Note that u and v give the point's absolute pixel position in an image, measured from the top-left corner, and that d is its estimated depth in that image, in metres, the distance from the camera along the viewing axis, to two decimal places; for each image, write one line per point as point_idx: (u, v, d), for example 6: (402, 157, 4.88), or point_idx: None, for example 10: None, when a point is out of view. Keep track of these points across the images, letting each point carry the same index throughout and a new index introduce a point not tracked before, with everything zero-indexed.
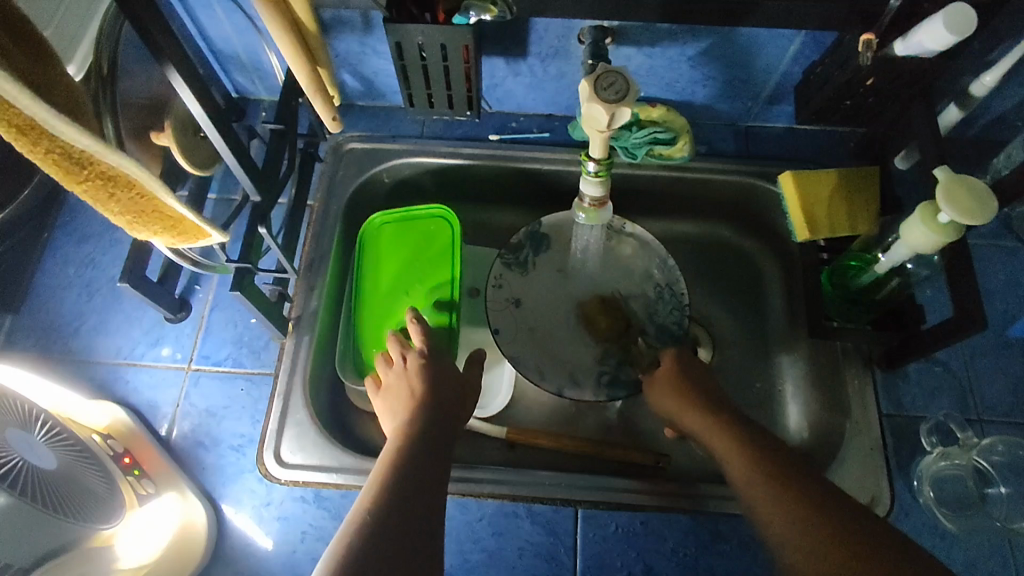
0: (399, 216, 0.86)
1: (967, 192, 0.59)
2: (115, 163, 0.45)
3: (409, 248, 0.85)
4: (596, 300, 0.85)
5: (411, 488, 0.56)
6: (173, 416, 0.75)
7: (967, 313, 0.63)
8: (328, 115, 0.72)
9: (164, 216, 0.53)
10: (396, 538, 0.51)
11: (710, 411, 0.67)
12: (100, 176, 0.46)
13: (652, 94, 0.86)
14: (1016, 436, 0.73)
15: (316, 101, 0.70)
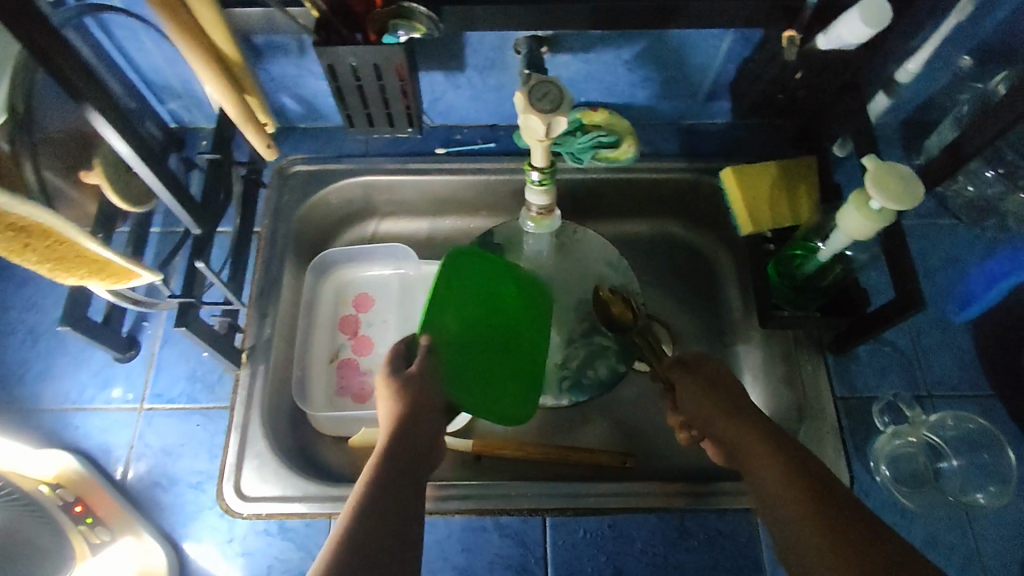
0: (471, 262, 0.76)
1: (894, 178, 0.60)
2: (24, 213, 0.47)
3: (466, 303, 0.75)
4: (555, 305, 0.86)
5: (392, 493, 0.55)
6: (128, 459, 0.73)
7: (907, 293, 0.65)
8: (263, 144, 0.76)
9: (85, 261, 0.54)
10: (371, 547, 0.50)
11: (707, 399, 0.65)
12: (12, 228, 0.48)
13: (593, 99, 0.87)
14: (964, 408, 0.76)
15: (250, 134, 0.73)
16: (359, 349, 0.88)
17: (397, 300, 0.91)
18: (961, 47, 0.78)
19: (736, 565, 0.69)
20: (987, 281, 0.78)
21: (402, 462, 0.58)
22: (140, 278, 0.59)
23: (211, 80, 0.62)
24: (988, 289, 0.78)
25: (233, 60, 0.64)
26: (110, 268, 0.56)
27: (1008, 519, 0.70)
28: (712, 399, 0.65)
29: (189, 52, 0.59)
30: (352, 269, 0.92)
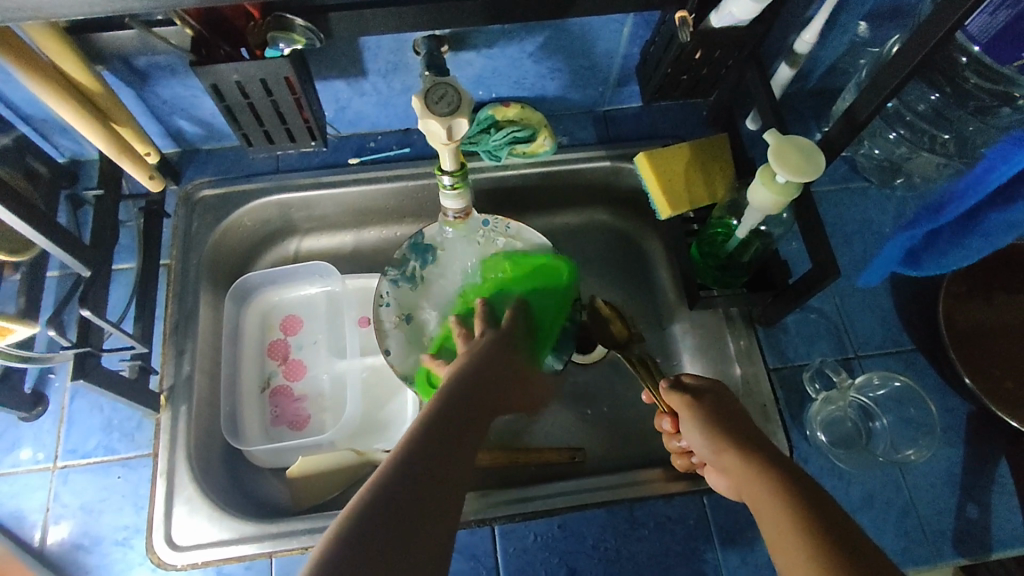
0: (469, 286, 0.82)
1: (795, 151, 0.61)
2: None
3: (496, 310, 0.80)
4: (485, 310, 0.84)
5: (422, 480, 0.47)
6: (45, 523, 0.68)
7: (822, 263, 0.66)
8: (145, 174, 0.75)
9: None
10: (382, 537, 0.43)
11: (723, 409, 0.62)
12: None
13: (504, 94, 0.85)
14: (889, 366, 0.78)
15: (127, 164, 0.72)
16: (290, 374, 0.85)
17: (327, 319, 0.88)
18: (853, 14, 0.80)
19: (686, 549, 0.69)
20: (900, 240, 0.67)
21: (435, 443, 0.50)
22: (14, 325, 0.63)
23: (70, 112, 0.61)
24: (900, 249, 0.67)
25: (93, 92, 0.64)
26: None
27: (938, 469, 0.72)
28: (719, 415, 0.61)
29: (36, 84, 0.58)
30: (275, 292, 0.89)
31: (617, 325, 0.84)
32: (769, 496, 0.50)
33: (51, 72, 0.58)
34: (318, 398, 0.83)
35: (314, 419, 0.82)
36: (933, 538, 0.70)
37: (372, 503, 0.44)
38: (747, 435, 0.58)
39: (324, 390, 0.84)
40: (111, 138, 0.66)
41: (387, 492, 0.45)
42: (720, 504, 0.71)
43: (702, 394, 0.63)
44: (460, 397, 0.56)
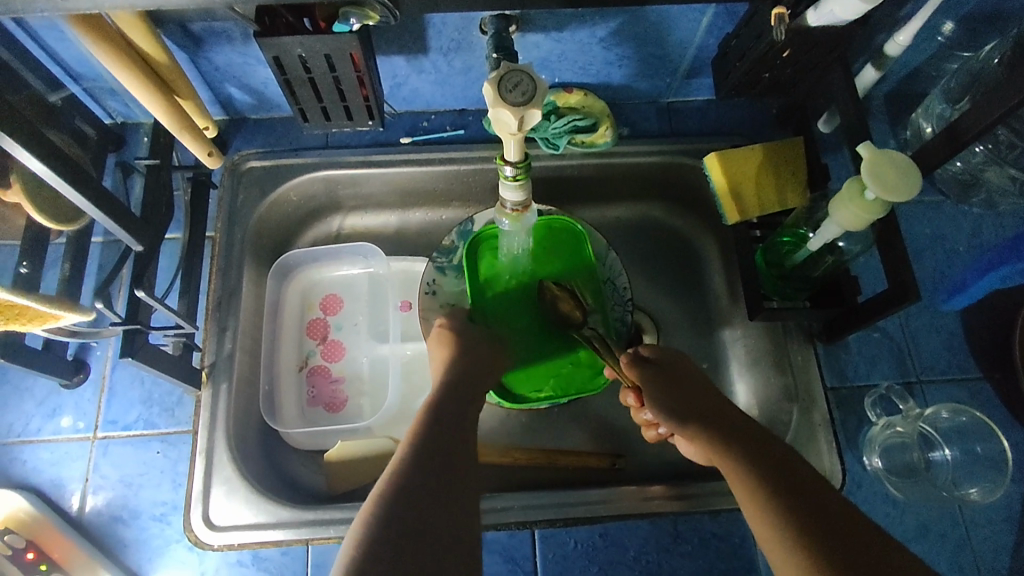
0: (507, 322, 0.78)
1: (889, 166, 0.56)
2: None
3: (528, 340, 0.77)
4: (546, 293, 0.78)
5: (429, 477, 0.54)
6: (84, 492, 0.68)
7: (901, 285, 0.62)
8: (204, 151, 0.74)
9: (21, 308, 0.52)
10: (403, 533, 0.50)
11: (698, 393, 0.66)
12: None
13: (567, 79, 0.81)
14: (954, 393, 0.74)
15: (190, 142, 0.70)
16: (329, 355, 0.83)
17: (368, 301, 0.86)
18: (949, 16, 0.74)
19: (729, 568, 0.68)
20: (980, 270, 0.72)
21: (431, 441, 0.57)
22: (66, 318, 0.57)
23: (128, 79, 0.59)
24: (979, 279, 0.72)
25: (159, 64, 0.61)
26: (27, 312, 0.54)
27: (999, 506, 0.69)
28: (672, 376, 0.67)
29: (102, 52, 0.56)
30: (317, 269, 0.86)
31: (567, 303, 0.76)
32: (754, 481, 0.55)
33: (115, 43, 0.56)
34: (357, 381, 0.82)
35: (352, 403, 0.80)
36: None
37: (389, 502, 0.52)
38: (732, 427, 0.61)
39: (362, 374, 0.82)
40: (168, 109, 0.63)
41: (397, 485, 0.53)
42: None
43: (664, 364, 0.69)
44: (452, 395, 0.63)
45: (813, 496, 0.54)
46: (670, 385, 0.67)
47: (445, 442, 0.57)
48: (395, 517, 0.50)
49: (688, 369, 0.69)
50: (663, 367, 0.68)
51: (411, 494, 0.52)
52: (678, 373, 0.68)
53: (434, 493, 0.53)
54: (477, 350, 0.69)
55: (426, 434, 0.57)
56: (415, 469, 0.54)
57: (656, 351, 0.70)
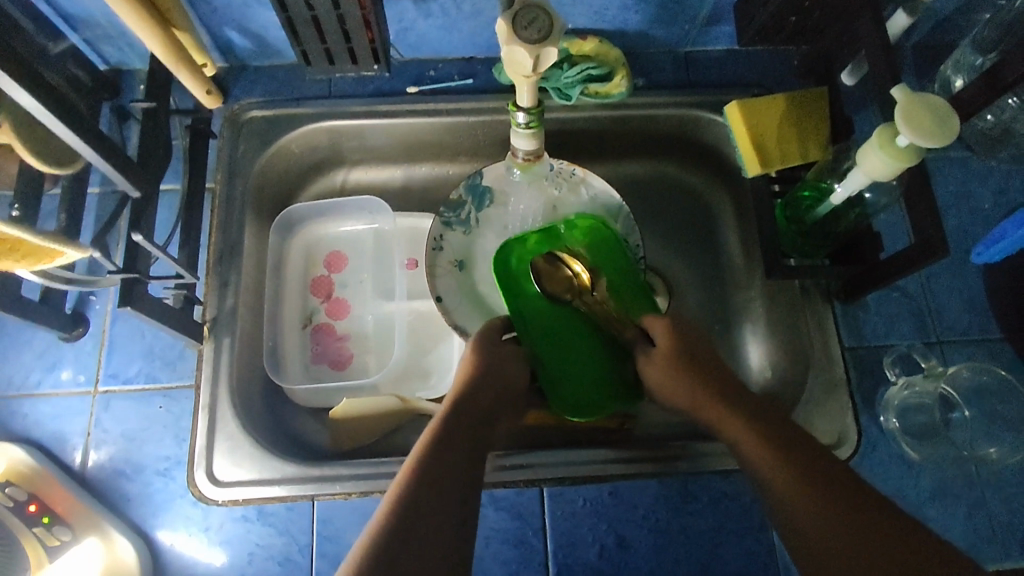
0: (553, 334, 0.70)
1: (925, 110, 0.53)
2: None
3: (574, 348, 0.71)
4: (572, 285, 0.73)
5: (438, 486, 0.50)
6: (86, 447, 0.67)
7: (929, 240, 0.60)
8: (203, 89, 0.73)
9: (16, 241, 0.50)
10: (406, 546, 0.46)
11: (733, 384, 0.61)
12: None
13: (581, 25, 0.77)
14: (973, 354, 0.72)
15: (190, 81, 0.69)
16: (333, 313, 0.81)
17: (372, 258, 0.83)
18: None
19: (740, 528, 0.67)
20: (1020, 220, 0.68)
21: (444, 448, 0.53)
22: (64, 256, 0.55)
23: (121, 9, 0.55)
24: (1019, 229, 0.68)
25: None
26: (23, 246, 0.51)
27: (1017, 467, 0.68)
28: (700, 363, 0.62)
29: None
30: (320, 225, 0.84)
31: (556, 281, 0.73)
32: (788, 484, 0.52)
33: None
34: (362, 338, 0.80)
35: (357, 360, 0.79)
36: (1003, 539, 0.66)
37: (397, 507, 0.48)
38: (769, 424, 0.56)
39: (367, 331, 0.80)
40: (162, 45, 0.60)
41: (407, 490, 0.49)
42: None
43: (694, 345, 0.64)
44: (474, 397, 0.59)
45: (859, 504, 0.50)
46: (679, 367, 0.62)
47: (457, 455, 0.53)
48: (398, 528, 0.47)
49: (700, 348, 0.64)
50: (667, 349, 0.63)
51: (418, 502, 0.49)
52: (686, 351, 0.63)
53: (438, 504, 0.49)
54: (501, 358, 0.65)
55: (441, 438, 0.54)
56: (422, 475, 0.51)
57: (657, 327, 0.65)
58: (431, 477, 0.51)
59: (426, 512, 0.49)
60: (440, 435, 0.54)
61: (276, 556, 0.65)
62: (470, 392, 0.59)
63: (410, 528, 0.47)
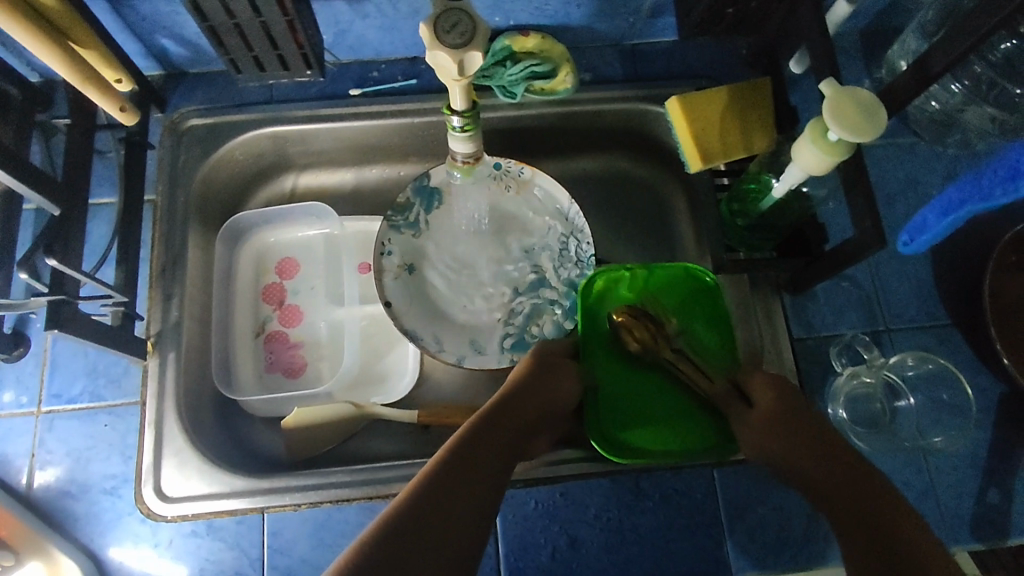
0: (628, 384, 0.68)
1: (853, 105, 0.53)
2: None
3: (647, 397, 0.67)
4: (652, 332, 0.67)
5: (456, 485, 0.51)
6: (31, 468, 0.66)
7: (867, 233, 0.59)
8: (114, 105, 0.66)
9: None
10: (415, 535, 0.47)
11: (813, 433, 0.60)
12: None
13: (523, 21, 0.76)
14: (921, 342, 0.73)
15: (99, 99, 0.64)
16: (286, 321, 0.80)
17: (324, 263, 0.83)
18: None
19: (691, 523, 0.67)
20: (941, 209, 0.63)
21: (472, 455, 0.53)
22: None
23: (15, 29, 0.54)
24: (941, 220, 0.63)
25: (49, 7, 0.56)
26: None
27: (963, 453, 0.69)
28: (784, 411, 0.61)
29: None
30: (269, 232, 0.83)
31: (640, 331, 0.67)
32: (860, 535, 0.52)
33: None
34: (315, 346, 0.79)
35: (310, 368, 0.78)
36: (950, 523, 0.67)
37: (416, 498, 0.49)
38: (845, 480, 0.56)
39: (321, 338, 0.80)
40: (72, 63, 0.58)
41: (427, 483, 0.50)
42: (730, 479, 0.68)
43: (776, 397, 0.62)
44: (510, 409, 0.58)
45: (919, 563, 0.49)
46: (775, 428, 0.60)
47: (483, 461, 0.53)
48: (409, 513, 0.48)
49: (802, 404, 0.62)
50: (769, 407, 0.61)
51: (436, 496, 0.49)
52: (788, 414, 0.61)
53: (455, 501, 0.50)
54: (552, 372, 0.63)
55: (470, 443, 0.54)
56: (443, 473, 0.51)
57: (762, 387, 0.63)
58: (459, 473, 0.52)
59: (447, 499, 0.50)
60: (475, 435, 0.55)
61: (227, 570, 0.65)
62: (509, 407, 0.59)
63: (423, 517, 0.48)
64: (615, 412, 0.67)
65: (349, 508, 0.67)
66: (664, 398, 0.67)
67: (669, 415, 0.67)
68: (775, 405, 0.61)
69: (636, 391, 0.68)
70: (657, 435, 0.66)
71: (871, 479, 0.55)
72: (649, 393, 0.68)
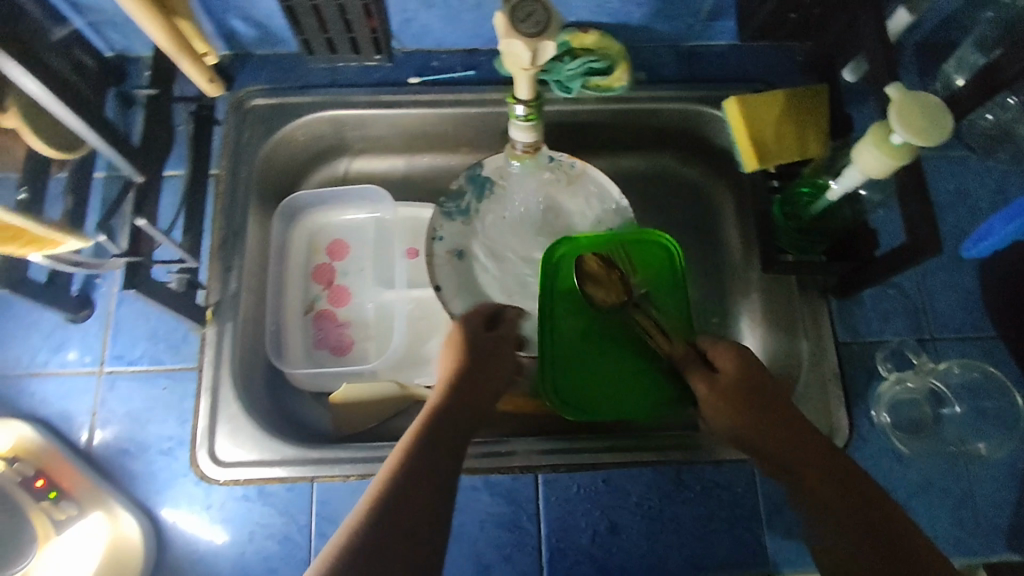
0: (586, 345, 0.72)
1: (919, 109, 0.54)
2: None
3: (602, 358, 0.71)
4: (610, 288, 0.72)
5: (411, 493, 0.51)
6: (92, 425, 0.69)
7: (923, 238, 0.60)
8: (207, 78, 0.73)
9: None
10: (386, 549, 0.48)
11: (775, 403, 0.60)
12: None
13: (583, 18, 0.77)
14: (968, 352, 0.73)
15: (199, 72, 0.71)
16: (335, 300, 0.82)
17: (374, 246, 0.84)
18: None
19: (731, 517, 0.68)
20: (1006, 216, 0.67)
21: (426, 457, 0.54)
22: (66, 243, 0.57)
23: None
24: (1005, 226, 0.67)
25: None
26: (26, 236, 0.54)
27: (1006, 463, 0.69)
28: (745, 381, 0.60)
29: None
30: (322, 214, 0.85)
31: (604, 288, 0.72)
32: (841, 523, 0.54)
33: None
34: (363, 325, 0.81)
35: (357, 347, 0.80)
36: (990, 532, 0.67)
37: (377, 509, 0.50)
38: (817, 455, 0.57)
39: (368, 318, 0.81)
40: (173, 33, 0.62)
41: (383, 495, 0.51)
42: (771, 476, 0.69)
43: (740, 364, 0.62)
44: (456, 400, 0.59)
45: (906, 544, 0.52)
46: (740, 399, 0.60)
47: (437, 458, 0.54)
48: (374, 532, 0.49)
49: (761, 368, 0.61)
50: (734, 374, 0.61)
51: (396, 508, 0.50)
52: (750, 382, 0.60)
53: (415, 511, 0.51)
54: (491, 353, 0.63)
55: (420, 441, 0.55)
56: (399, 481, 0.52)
57: (726, 357, 0.62)
58: (410, 479, 0.52)
59: (405, 507, 0.50)
60: (425, 431, 0.56)
61: (275, 535, 0.66)
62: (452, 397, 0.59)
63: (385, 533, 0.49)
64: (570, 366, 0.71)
65: None
66: (620, 361, 0.71)
67: (628, 372, 0.71)
68: (740, 371, 0.61)
69: (591, 349, 0.71)
70: (610, 392, 0.70)
71: (841, 456, 0.57)
72: (604, 354, 0.71)
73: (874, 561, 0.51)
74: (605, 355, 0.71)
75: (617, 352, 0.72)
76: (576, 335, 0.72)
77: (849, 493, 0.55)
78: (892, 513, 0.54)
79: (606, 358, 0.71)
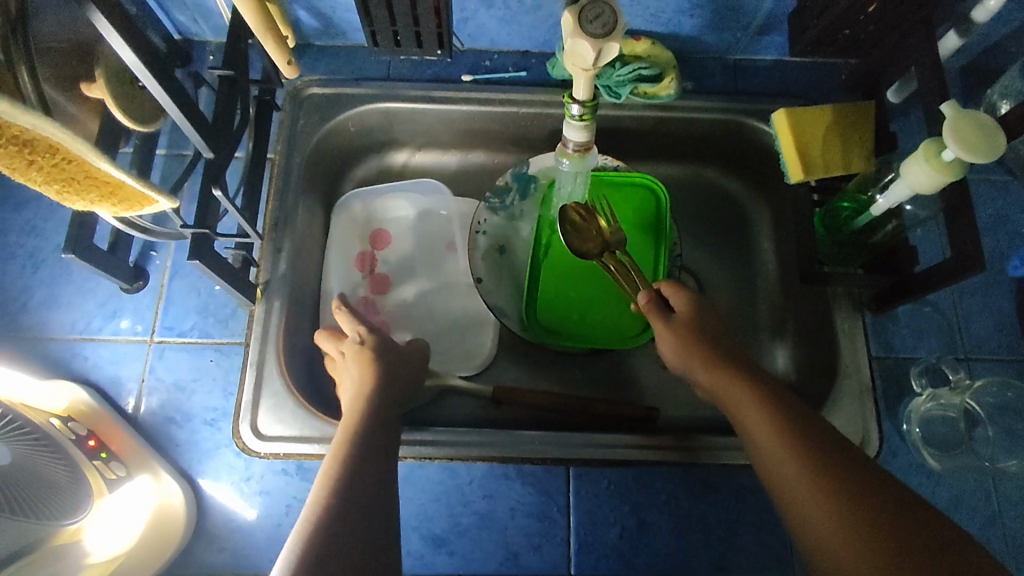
0: (573, 288, 0.80)
1: (973, 127, 0.55)
2: (53, 137, 0.45)
3: (591, 294, 0.80)
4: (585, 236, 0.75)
5: (356, 488, 0.55)
6: (139, 392, 0.71)
7: (965, 254, 0.61)
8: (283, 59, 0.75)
9: (33, 152, 0.46)
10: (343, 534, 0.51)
11: (728, 353, 0.64)
12: (26, 147, 0.45)
13: (636, 26, 0.79)
14: (1002, 373, 0.74)
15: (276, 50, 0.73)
16: (374, 287, 0.84)
17: (414, 237, 0.86)
18: None
19: (760, 521, 0.68)
20: None
21: (363, 453, 0.58)
22: (154, 205, 0.58)
23: None
24: None
25: None
26: (123, 193, 0.55)
27: None
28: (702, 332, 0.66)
29: None
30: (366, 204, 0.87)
31: (578, 235, 0.75)
32: (798, 455, 0.55)
33: None
34: (401, 314, 0.83)
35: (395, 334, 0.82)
36: (1017, 551, 0.68)
37: (329, 499, 0.53)
38: (769, 394, 0.60)
39: (407, 307, 0.83)
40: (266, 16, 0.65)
41: (331, 487, 0.54)
42: None
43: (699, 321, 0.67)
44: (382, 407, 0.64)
45: (862, 473, 0.53)
46: (695, 333, 0.66)
47: (373, 454, 0.58)
48: (333, 522, 0.51)
49: (713, 320, 0.68)
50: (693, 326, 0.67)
51: (348, 500, 0.54)
52: (706, 323, 0.67)
53: (363, 500, 0.54)
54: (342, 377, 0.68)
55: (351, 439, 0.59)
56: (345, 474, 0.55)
57: (677, 296, 0.70)
58: (353, 472, 0.56)
59: (353, 501, 0.54)
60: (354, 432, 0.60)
61: None
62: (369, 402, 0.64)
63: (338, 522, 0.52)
64: (558, 302, 0.79)
65: (431, 468, 0.69)
66: (603, 295, 0.80)
67: (610, 304, 0.79)
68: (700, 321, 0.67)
69: (577, 289, 0.80)
70: (595, 326, 0.79)
71: (795, 399, 0.60)
72: (592, 290, 0.80)
73: (823, 488, 0.52)
74: (593, 291, 0.80)
75: (603, 285, 0.80)
76: (563, 279, 0.80)
77: (802, 427, 0.57)
78: (846, 445, 0.55)
79: (593, 294, 0.79)
